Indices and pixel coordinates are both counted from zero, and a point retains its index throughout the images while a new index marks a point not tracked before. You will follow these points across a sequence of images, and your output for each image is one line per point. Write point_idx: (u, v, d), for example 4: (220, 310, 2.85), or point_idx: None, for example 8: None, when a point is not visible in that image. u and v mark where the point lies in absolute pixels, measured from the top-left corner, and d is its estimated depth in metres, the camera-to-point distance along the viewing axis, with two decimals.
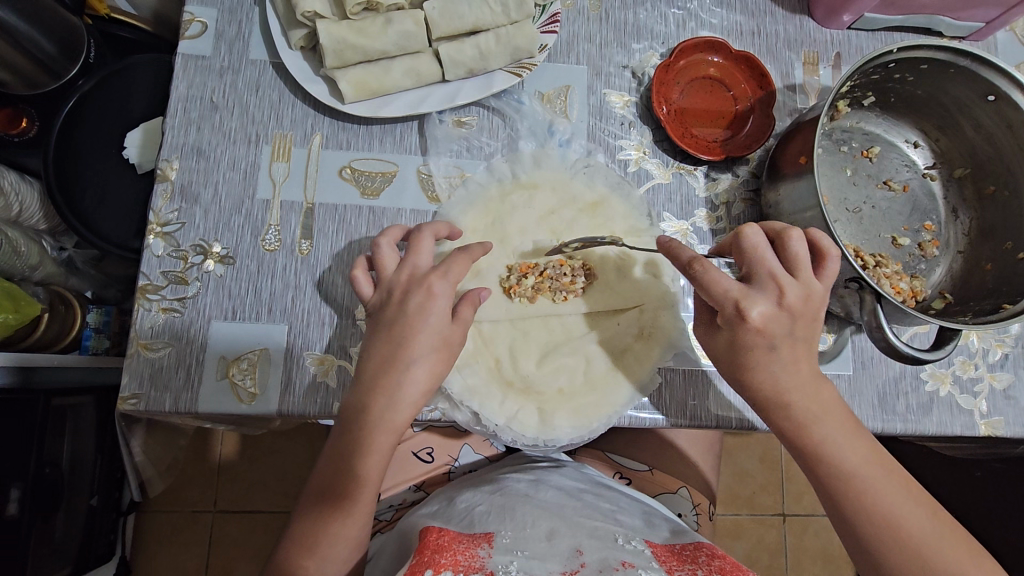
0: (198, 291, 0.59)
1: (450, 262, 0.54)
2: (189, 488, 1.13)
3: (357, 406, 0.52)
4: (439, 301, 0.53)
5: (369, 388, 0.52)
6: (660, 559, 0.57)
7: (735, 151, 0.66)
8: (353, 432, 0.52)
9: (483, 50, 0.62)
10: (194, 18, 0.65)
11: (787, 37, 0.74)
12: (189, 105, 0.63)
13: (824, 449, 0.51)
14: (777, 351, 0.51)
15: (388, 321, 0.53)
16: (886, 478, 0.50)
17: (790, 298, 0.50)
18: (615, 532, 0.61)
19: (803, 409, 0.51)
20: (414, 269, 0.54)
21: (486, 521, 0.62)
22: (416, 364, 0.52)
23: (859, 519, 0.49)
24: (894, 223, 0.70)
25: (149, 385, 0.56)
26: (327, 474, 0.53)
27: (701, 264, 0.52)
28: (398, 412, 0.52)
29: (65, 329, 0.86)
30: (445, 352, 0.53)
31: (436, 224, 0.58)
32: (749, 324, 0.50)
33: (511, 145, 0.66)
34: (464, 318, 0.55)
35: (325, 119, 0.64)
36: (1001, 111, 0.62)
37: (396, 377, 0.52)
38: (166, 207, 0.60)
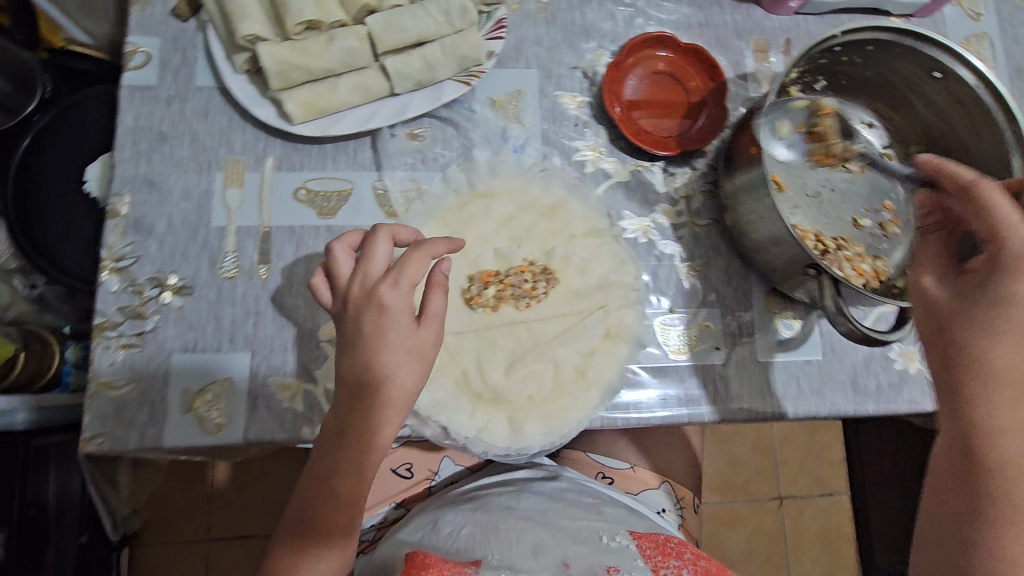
0: (158, 325, 0.58)
1: (402, 266, 0.50)
2: (182, 520, 1.12)
3: (338, 428, 0.50)
4: (395, 314, 0.49)
5: (345, 408, 0.50)
6: (645, 554, 0.59)
7: (690, 144, 0.67)
8: (335, 456, 0.50)
9: (430, 61, 0.62)
10: (137, 49, 0.64)
11: (735, 26, 0.74)
12: (137, 136, 0.62)
13: (993, 462, 0.44)
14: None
15: (345, 337, 0.50)
16: None
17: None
18: (599, 529, 0.63)
19: (1009, 414, 0.44)
20: (366, 279, 0.50)
21: (471, 545, 0.61)
22: (392, 380, 0.49)
23: (985, 551, 0.43)
24: (854, 204, 0.70)
25: (113, 424, 0.55)
26: (309, 488, 0.52)
27: (986, 186, 0.47)
28: (379, 436, 0.49)
29: (45, 365, 0.84)
30: (416, 360, 0.50)
31: (395, 227, 0.55)
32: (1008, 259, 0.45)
33: (466, 153, 0.66)
34: (432, 310, 0.51)
35: (276, 141, 0.64)
36: (949, 88, 0.63)
37: (370, 396, 0.49)
38: (120, 242, 0.59)
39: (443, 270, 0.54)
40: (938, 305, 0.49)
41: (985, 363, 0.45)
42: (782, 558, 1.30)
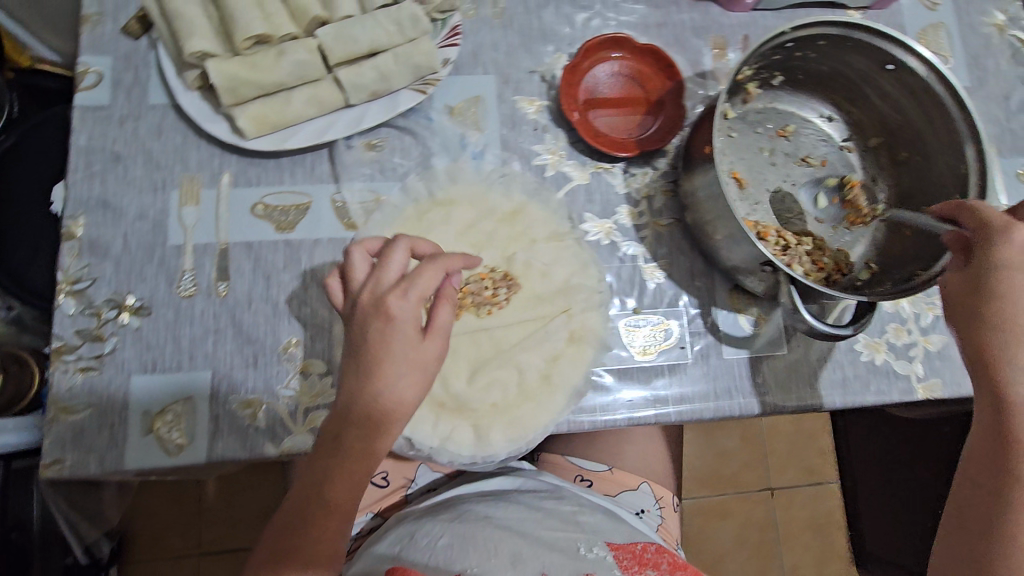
0: (116, 347, 0.57)
1: (416, 276, 0.50)
2: (170, 535, 1.11)
3: (335, 433, 0.50)
4: (399, 324, 0.49)
5: (341, 413, 0.50)
6: (622, 565, 0.62)
7: (649, 144, 0.66)
8: (329, 460, 0.50)
9: (383, 71, 0.62)
10: (88, 68, 0.64)
11: (693, 25, 0.74)
12: (90, 157, 0.62)
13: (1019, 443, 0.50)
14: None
15: (353, 341, 0.50)
16: None
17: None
18: (576, 539, 0.63)
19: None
20: (377, 287, 0.50)
21: (450, 559, 0.60)
22: (393, 386, 0.49)
23: (1010, 517, 0.49)
24: (816, 198, 0.70)
25: (72, 449, 0.55)
26: (299, 493, 0.51)
27: (975, 204, 0.52)
28: (377, 442, 0.49)
29: (24, 388, 0.80)
30: (418, 371, 0.50)
31: (414, 239, 0.55)
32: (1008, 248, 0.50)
33: (425, 162, 0.66)
34: (438, 324, 0.52)
35: (232, 157, 0.63)
36: (902, 79, 0.63)
37: (367, 400, 0.49)
38: (75, 265, 0.59)
39: (455, 285, 0.55)
40: (953, 295, 0.53)
41: (998, 346, 0.50)
42: (773, 548, 1.30)
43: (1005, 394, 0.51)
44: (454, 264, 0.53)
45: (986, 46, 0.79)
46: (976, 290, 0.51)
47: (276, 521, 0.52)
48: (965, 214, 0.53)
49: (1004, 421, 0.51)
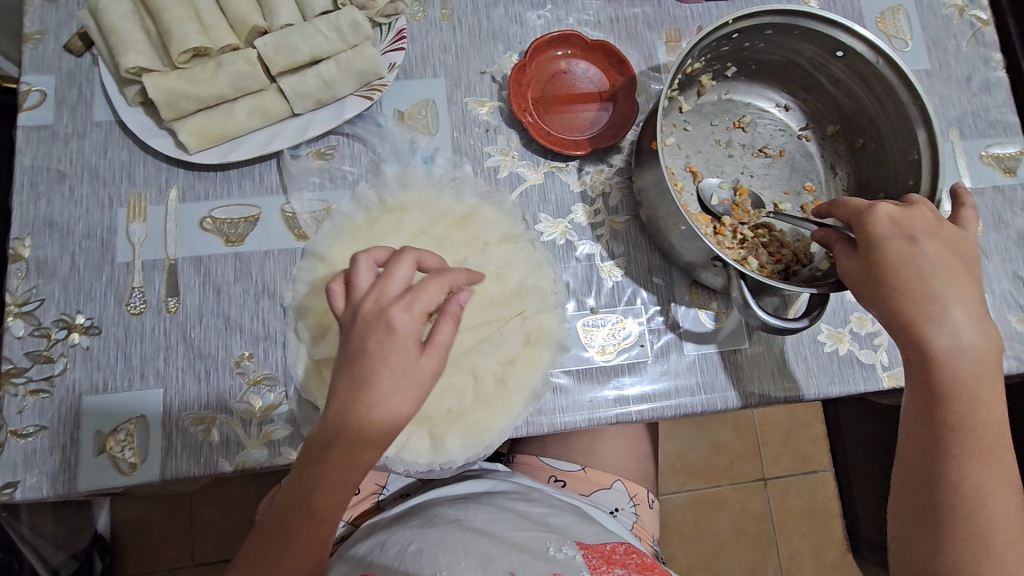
0: (66, 367, 0.57)
1: (420, 289, 0.48)
2: (163, 548, 1.11)
3: (321, 442, 0.48)
4: (403, 335, 0.47)
5: (333, 429, 0.47)
6: (591, 564, 0.59)
7: (602, 141, 0.66)
8: (314, 472, 0.48)
9: (326, 79, 0.61)
10: (31, 88, 0.63)
11: (645, 18, 0.73)
12: (36, 177, 0.61)
13: (957, 407, 0.51)
14: (933, 258, 0.52)
15: (349, 353, 0.47)
16: (987, 457, 0.51)
17: (931, 214, 0.54)
18: (545, 539, 0.62)
19: (963, 371, 0.51)
20: (380, 297, 0.48)
21: (417, 565, 0.59)
22: (385, 400, 0.47)
23: (958, 472, 0.51)
24: (774, 189, 0.69)
25: (23, 472, 0.54)
26: (286, 504, 0.50)
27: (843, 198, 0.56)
28: (362, 456, 0.48)
29: None
30: (412, 388, 0.47)
31: (422, 252, 0.52)
32: (880, 220, 0.53)
33: (375, 168, 0.65)
34: (440, 340, 0.48)
35: (179, 171, 0.63)
36: (852, 66, 0.62)
37: (361, 415, 0.47)
38: (22, 286, 0.59)
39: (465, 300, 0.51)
40: (852, 277, 0.55)
41: (918, 311, 0.51)
42: (771, 538, 1.29)
43: (931, 354, 0.51)
44: (460, 280, 0.50)
45: (946, 27, 0.77)
46: (874, 269, 0.53)
47: (262, 530, 0.52)
48: (838, 209, 0.57)
49: (934, 382, 0.52)
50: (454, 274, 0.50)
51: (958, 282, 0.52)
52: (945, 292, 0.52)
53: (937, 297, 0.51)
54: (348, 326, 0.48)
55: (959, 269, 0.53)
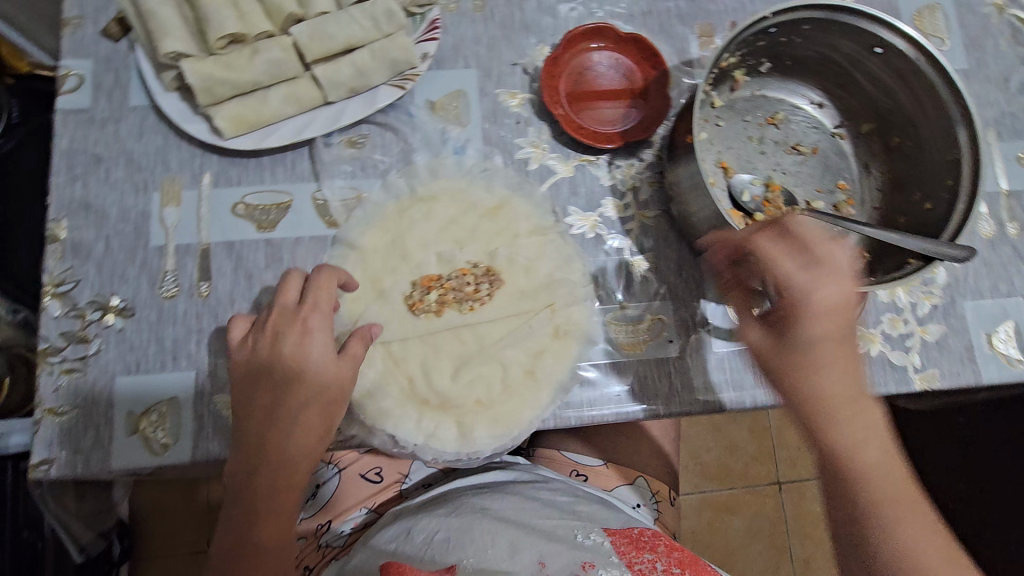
0: (100, 348, 0.58)
1: (319, 294, 0.55)
2: (181, 532, 1.13)
3: (250, 467, 0.52)
4: (315, 338, 0.53)
5: (251, 448, 0.52)
6: (620, 550, 0.62)
7: (634, 135, 0.65)
8: (252, 495, 0.52)
9: (360, 67, 0.62)
10: (69, 72, 0.64)
11: (679, 13, 0.73)
12: (73, 160, 0.62)
13: (859, 481, 0.53)
14: (829, 337, 0.52)
15: (260, 362, 0.53)
16: (908, 515, 0.52)
17: (846, 276, 0.52)
18: (574, 527, 0.63)
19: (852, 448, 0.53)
20: (284, 309, 0.54)
21: (448, 551, 0.60)
22: (302, 408, 0.52)
23: (879, 538, 0.52)
24: (807, 187, 0.69)
25: (58, 449, 0.55)
26: (231, 538, 0.53)
27: (753, 240, 0.53)
28: (293, 467, 0.53)
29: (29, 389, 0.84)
30: (335, 390, 0.53)
31: (337, 271, 0.57)
32: (812, 304, 0.52)
33: (406, 157, 0.65)
34: (352, 352, 0.54)
35: (213, 157, 0.63)
36: (890, 62, 0.61)
37: (283, 426, 0.52)
38: (58, 267, 0.59)
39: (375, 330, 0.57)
40: (762, 360, 0.55)
41: (810, 401, 0.52)
42: (785, 541, 1.28)
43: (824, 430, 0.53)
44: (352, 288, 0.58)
45: (984, 27, 0.76)
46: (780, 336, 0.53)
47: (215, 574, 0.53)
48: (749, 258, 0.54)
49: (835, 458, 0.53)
50: (327, 278, 0.55)
51: (841, 358, 0.53)
52: (836, 372, 0.52)
53: (829, 381, 0.52)
54: (248, 351, 0.54)
55: (845, 338, 0.53)
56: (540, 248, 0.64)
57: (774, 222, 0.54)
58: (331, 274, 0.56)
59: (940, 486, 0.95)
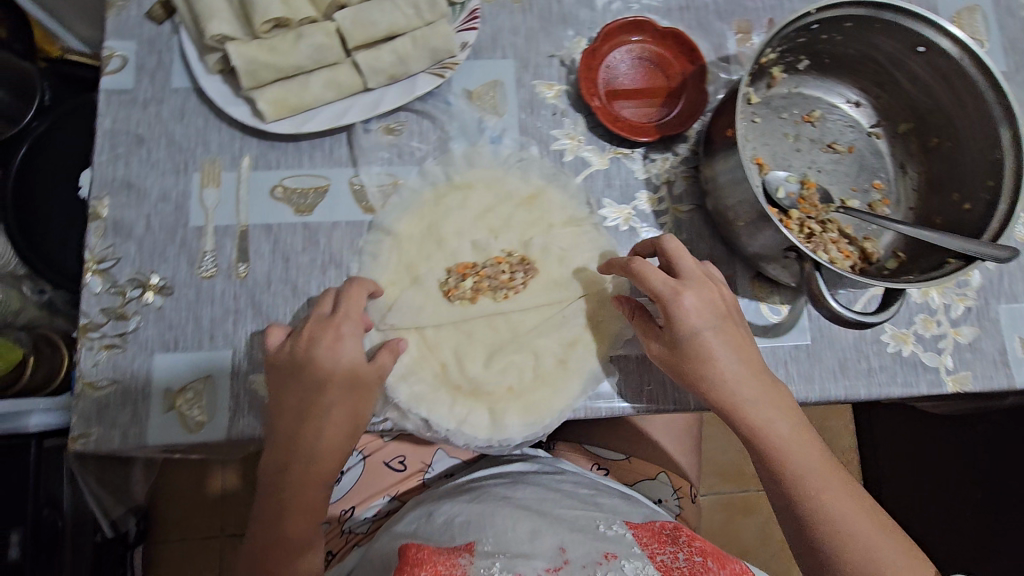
0: (139, 325, 0.58)
1: (354, 304, 0.54)
2: (196, 517, 1.13)
3: (280, 463, 0.52)
4: (348, 343, 0.53)
5: (283, 444, 0.52)
6: (642, 543, 0.58)
7: (669, 129, 0.65)
8: (283, 489, 0.52)
9: (401, 54, 0.62)
10: (113, 53, 0.65)
11: (717, 8, 0.72)
12: (115, 140, 0.63)
13: (790, 474, 0.54)
14: (719, 333, 0.55)
15: (292, 362, 0.52)
16: (846, 496, 0.54)
17: (692, 289, 0.55)
18: (595, 518, 0.62)
19: (781, 438, 0.55)
20: (319, 316, 0.54)
21: (467, 531, 0.61)
22: (332, 406, 0.52)
23: (822, 530, 0.53)
24: (842, 185, 0.68)
25: (96, 424, 0.56)
26: (261, 531, 0.53)
27: (635, 262, 0.56)
28: (322, 463, 0.53)
29: (54, 371, 0.83)
30: (362, 393, 0.53)
31: (365, 282, 0.56)
32: (687, 313, 0.54)
33: (443, 146, 0.66)
34: (380, 364, 0.54)
35: (253, 140, 0.64)
36: (933, 62, 0.61)
37: (312, 425, 0.52)
38: (100, 245, 0.60)
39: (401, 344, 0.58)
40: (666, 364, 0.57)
41: (720, 394, 0.55)
42: None
43: (752, 427, 0.55)
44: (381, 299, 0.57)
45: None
46: (681, 348, 0.55)
47: (247, 565, 0.54)
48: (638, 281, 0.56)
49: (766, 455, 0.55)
50: (358, 289, 0.55)
51: (737, 352, 0.56)
52: (731, 364, 0.55)
53: (729, 372, 0.55)
54: (282, 352, 0.53)
55: (737, 333, 0.56)
56: (575, 239, 0.65)
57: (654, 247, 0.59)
58: (361, 285, 0.56)
59: (955, 491, 0.98)
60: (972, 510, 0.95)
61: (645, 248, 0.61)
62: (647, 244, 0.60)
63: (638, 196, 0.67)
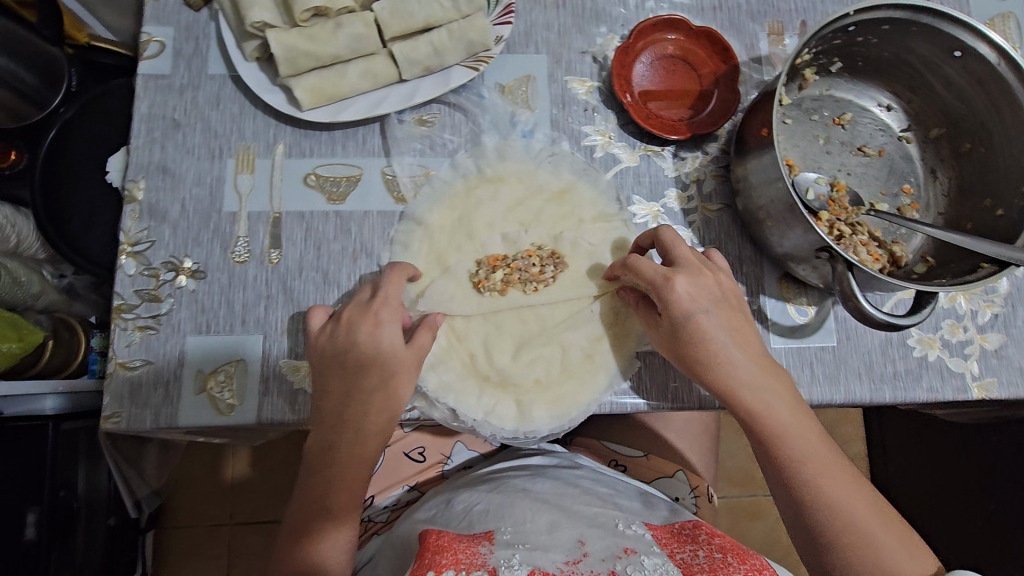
0: (172, 307, 0.59)
1: (390, 286, 0.54)
2: (206, 505, 1.14)
3: (326, 445, 0.54)
4: (386, 328, 0.52)
5: (333, 424, 0.54)
6: (661, 542, 0.55)
7: (701, 128, 0.65)
8: (330, 465, 0.54)
9: (437, 47, 0.62)
10: (151, 38, 0.65)
11: (750, 8, 0.72)
12: (152, 125, 0.64)
13: (790, 463, 0.53)
14: (715, 317, 0.55)
15: (331, 349, 0.53)
16: (846, 485, 0.53)
17: (689, 277, 0.55)
18: (614, 516, 0.59)
19: (784, 426, 0.54)
20: (359, 301, 0.54)
21: (485, 521, 0.59)
22: (375, 391, 0.53)
23: (824, 519, 0.52)
24: (871, 189, 0.68)
25: (128, 404, 0.57)
26: (310, 499, 0.55)
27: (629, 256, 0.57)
28: (368, 443, 0.54)
29: (71, 355, 0.84)
30: (404, 376, 0.53)
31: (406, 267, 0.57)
32: (682, 300, 0.54)
33: (475, 139, 0.66)
34: (419, 343, 0.54)
35: (287, 128, 0.64)
36: (968, 67, 0.61)
37: (359, 408, 0.53)
38: (135, 227, 0.61)
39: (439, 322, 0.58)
40: (667, 347, 0.57)
41: (718, 377, 0.54)
42: None
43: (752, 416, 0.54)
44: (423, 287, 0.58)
45: None
46: (679, 334, 0.55)
47: (290, 537, 0.56)
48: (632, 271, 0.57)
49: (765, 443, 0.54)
50: (398, 275, 0.55)
51: (735, 337, 0.56)
52: (730, 351, 0.54)
53: (726, 356, 0.54)
54: (325, 336, 0.54)
55: (735, 318, 0.56)
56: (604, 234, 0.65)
57: (653, 236, 0.59)
58: (398, 272, 0.56)
59: (967, 500, 0.98)
60: (984, 520, 0.95)
61: (644, 240, 0.60)
62: (647, 237, 0.60)
63: (668, 194, 0.67)
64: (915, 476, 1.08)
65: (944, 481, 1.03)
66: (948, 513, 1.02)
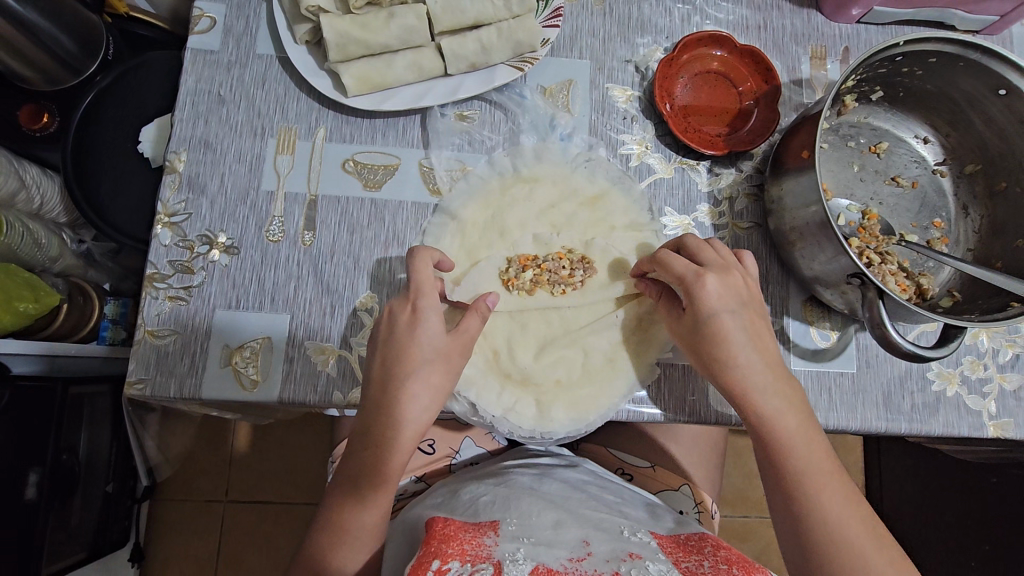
0: (204, 280, 0.60)
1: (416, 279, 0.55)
2: (202, 479, 1.14)
3: (365, 427, 0.54)
4: (428, 318, 0.54)
5: (374, 409, 0.54)
6: (666, 551, 0.52)
7: (738, 145, 0.66)
8: (364, 446, 0.54)
9: (484, 44, 0.63)
10: (203, 13, 0.66)
11: (794, 31, 0.72)
12: (197, 99, 0.64)
13: (795, 475, 0.52)
14: (737, 320, 0.55)
15: (381, 339, 0.55)
16: (847, 510, 0.51)
17: (715, 281, 0.55)
18: (621, 523, 0.57)
19: (791, 439, 0.53)
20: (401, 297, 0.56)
21: (491, 511, 0.58)
22: (412, 377, 0.53)
23: (821, 536, 0.51)
24: (902, 219, 0.69)
25: (154, 371, 0.57)
26: (347, 470, 0.55)
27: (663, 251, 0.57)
28: (402, 433, 0.53)
29: (84, 319, 0.86)
30: (444, 365, 0.54)
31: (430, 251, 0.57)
32: (708, 297, 0.54)
33: (513, 138, 0.67)
34: (466, 329, 0.56)
35: (329, 112, 0.65)
36: (1012, 105, 0.61)
37: (395, 395, 0.53)
38: (174, 198, 0.62)
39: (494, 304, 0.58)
40: (687, 344, 0.57)
41: (731, 379, 0.54)
42: None
43: (762, 425, 0.54)
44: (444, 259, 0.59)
45: None
46: (699, 332, 0.55)
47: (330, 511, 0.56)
48: (663, 266, 0.57)
49: (772, 454, 0.54)
50: (425, 256, 0.56)
51: (756, 343, 0.55)
52: (748, 355, 0.54)
53: (742, 358, 0.54)
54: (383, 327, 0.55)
55: (757, 324, 0.56)
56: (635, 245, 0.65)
57: (680, 242, 0.59)
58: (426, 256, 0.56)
59: (961, 535, 0.98)
60: (977, 561, 0.95)
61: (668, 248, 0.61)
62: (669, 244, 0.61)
63: (701, 208, 0.67)
64: (911, 512, 1.08)
65: (942, 518, 1.02)
66: (941, 551, 1.01)
